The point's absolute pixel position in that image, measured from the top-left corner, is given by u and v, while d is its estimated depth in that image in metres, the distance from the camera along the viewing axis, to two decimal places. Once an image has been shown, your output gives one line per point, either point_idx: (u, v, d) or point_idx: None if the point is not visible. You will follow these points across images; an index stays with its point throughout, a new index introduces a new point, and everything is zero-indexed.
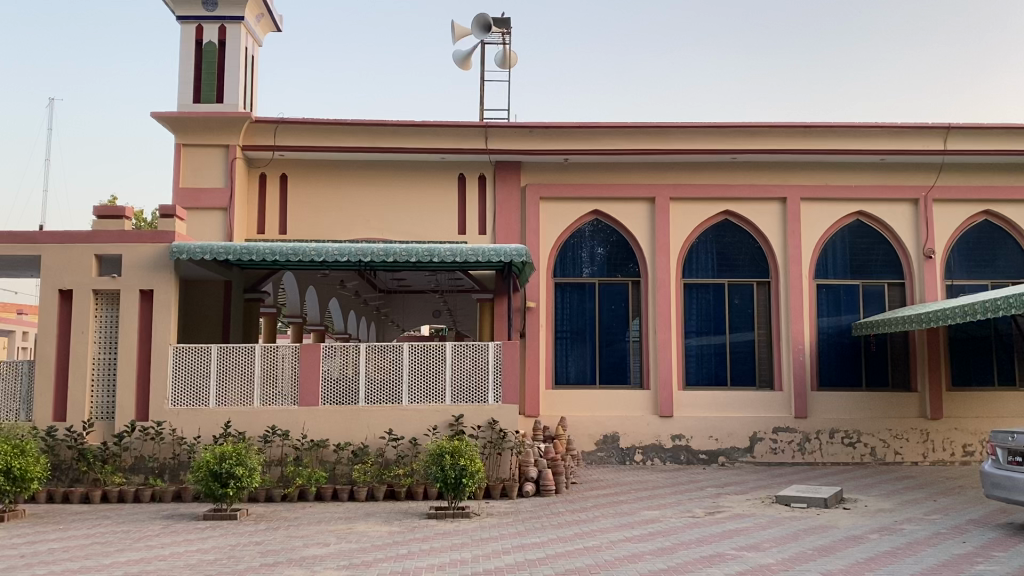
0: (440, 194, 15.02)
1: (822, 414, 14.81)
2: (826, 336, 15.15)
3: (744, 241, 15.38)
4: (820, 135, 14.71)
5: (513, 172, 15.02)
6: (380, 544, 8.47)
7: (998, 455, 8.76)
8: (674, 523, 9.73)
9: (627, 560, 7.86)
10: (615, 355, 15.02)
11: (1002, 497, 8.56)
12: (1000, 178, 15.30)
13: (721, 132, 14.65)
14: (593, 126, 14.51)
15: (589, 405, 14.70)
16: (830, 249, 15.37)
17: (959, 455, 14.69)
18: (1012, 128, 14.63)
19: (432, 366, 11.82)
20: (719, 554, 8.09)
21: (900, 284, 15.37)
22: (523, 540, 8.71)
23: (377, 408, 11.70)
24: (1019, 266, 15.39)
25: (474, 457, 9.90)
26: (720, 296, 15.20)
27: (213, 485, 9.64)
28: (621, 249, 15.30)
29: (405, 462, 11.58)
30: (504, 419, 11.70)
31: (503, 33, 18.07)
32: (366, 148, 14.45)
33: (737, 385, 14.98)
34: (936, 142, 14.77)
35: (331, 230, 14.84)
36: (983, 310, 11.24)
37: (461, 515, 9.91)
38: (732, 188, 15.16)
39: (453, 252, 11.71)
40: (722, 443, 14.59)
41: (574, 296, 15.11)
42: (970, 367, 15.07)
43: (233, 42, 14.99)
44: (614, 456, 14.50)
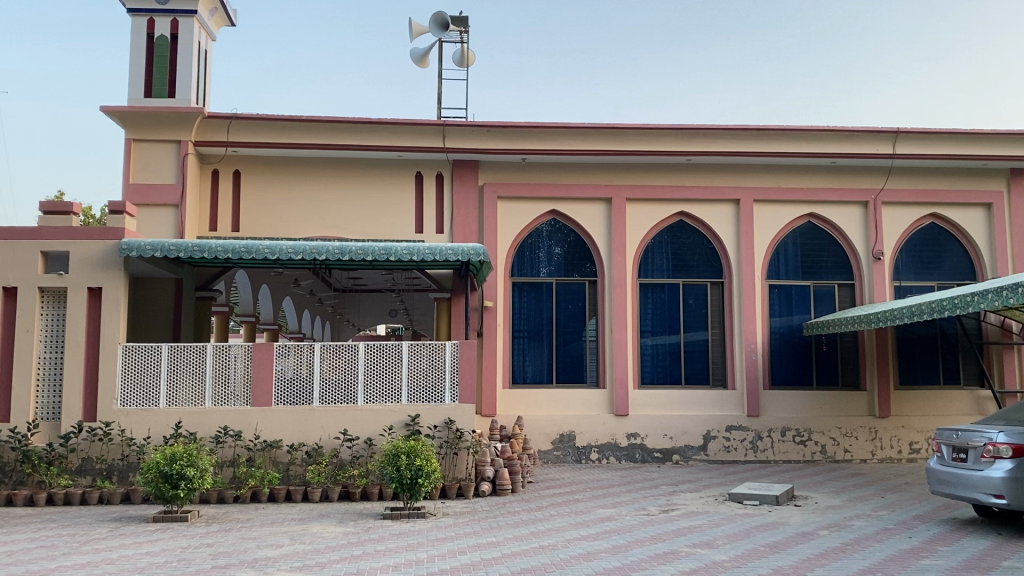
0: (397, 192, 14.93)
1: (774, 412, 15.04)
2: (778, 335, 15.39)
3: (699, 242, 15.55)
4: (774, 138, 14.90)
5: (471, 171, 14.99)
6: (333, 546, 8.37)
7: (944, 452, 8.98)
8: (629, 521, 9.80)
9: (582, 558, 7.88)
10: (572, 354, 15.07)
11: (946, 493, 8.78)
12: (946, 181, 15.67)
13: (677, 134, 14.78)
14: (550, 125, 14.55)
15: (546, 404, 14.74)
16: (783, 250, 15.61)
17: (906, 453, 15.03)
18: (958, 134, 15.00)
19: (388, 365, 11.75)
20: (673, 551, 8.16)
21: (850, 285, 15.66)
22: (478, 540, 8.69)
23: (332, 408, 11.59)
24: (964, 268, 15.79)
25: (430, 457, 9.87)
26: (675, 296, 15.35)
27: (163, 487, 9.46)
28: (578, 249, 15.37)
29: (360, 463, 11.48)
30: (461, 419, 11.66)
31: (461, 32, 18.03)
32: (322, 145, 14.30)
33: (691, 384, 15.15)
34: (885, 146, 15.08)
35: (286, 228, 14.67)
36: (929, 310, 11.50)
37: (416, 515, 9.87)
38: (687, 188, 15.32)
39: (410, 251, 11.62)
40: (676, 441, 14.73)
41: (531, 296, 15.14)
42: (917, 367, 15.42)
43: (186, 37, 14.72)
44: (570, 455, 14.55)
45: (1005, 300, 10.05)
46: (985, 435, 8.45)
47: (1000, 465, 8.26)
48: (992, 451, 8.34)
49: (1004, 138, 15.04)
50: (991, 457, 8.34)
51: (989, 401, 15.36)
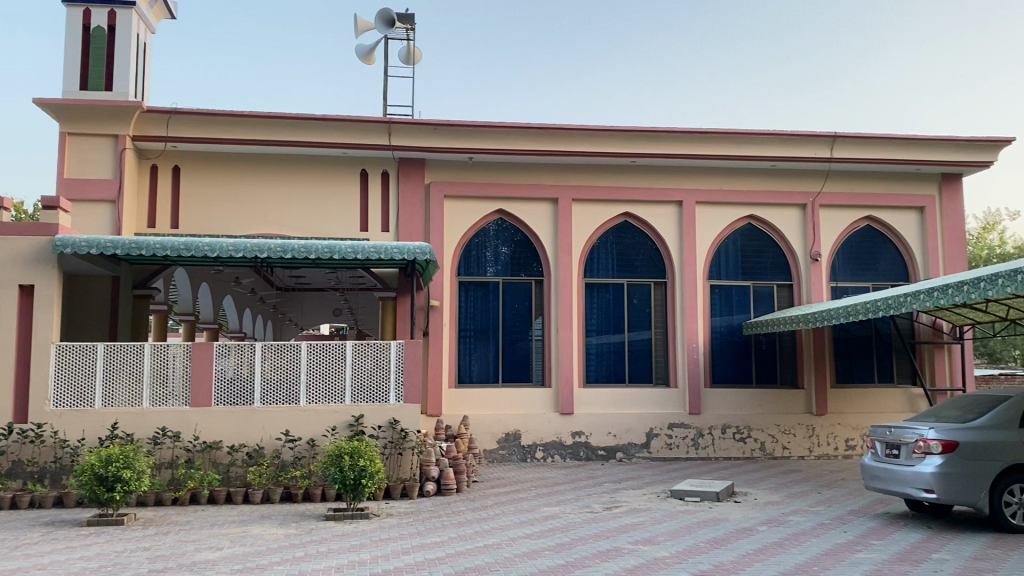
0: (341, 189, 14.78)
1: (715, 410, 15.31)
2: (719, 335, 15.64)
3: (643, 242, 15.73)
4: (716, 141, 15.12)
5: (416, 170, 14.91)
6: (274, 548, 8.26)
7: (878, 448, 9.23)
8: (572, 519, 9.87)
9: (525, 557, 7.91)
10: (518, 354, 15.10)
11: (880, 488, 9.04)
12: (881, 185, 16.10)
13: (622, 135, 14.89)
14: (496, 125, 14.55)
15: (491, 404, 14.75)
16: (724, 251, 15.88)
17: (842, 449, 15.41)
18: (894, 138, 15.38)
19: (332, 365, 11.63)
20: (615, 548, 8.24)
21: (788, 285, 16.00)
22: (422, 540, 8.66)
23: (274, 409, 11.42)
24: (897, 270, 16.25)
25: (374, 457, 9.80)
26: (620, 296, 15.50)
27: (98, 490, 9.22)
28: (524, 248, 15.41)
29: (303, 464, 11.34)
30: (406, 419, 11.60)
31: (408, 29, 17.94)
32: (264, 140, 14.08)
33: (635, 382, 15.32)
34: (823, 150, 15.42)
35: (228, 224, 14.44)
36: (863, 310, 11.81)
37: (360, 515, 9.79)
38: (631, 189, 15.49)
39: (354, 249, 11.46)
40: (620, 439, 14.87)
41: (477, 295, 15.12)
42: (852, 365, 15.81)
43: (123, 28, 14.36)
44: (515, 454, 14.58)
45: (937, 300, 10.36)
46: (916, 431, 8.70)
47: (930, 460, 8.49)
48: (923, 447, 8.58)
49: (936, 144, 15.48)
50: (922, 452, 8.58)
51: (921, 398, 15.83)
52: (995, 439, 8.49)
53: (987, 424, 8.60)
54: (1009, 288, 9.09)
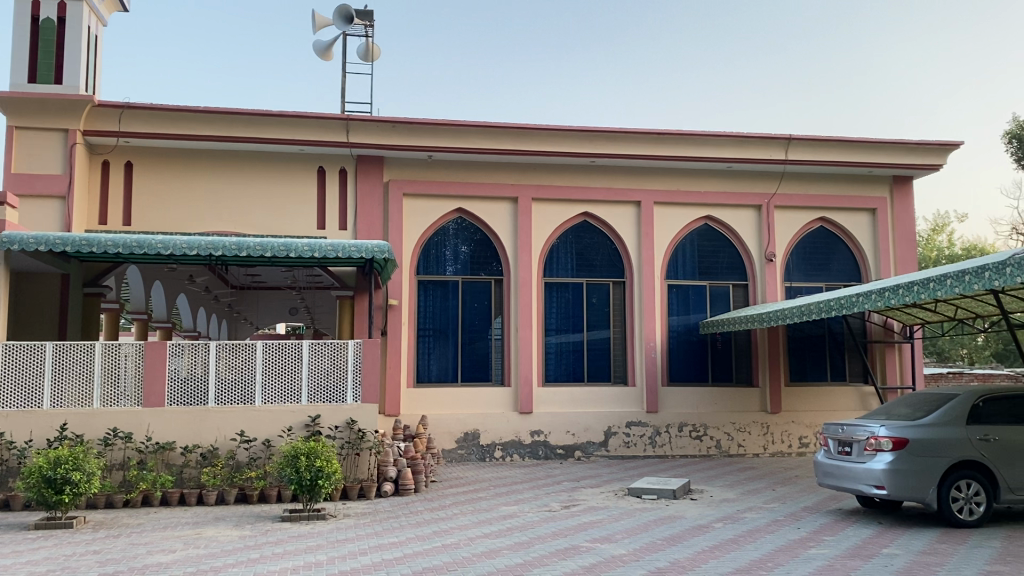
0: (298, 186, 14.63)
1: (672, 408, 15.45)
2: (676, 334, 15.78)
3: (602, 242, 15.80)
4: (674, 142, 15.26)
5: (375, 168, 14.82)
6: (230, 549, 8.15)
7: (830, 446, 9.40)
8: (530, 518, 9.88)
9: (483, 556, 7.89)
10: (477, 353, 15.07)
11: (833, 485, 9.22)
12: (834, 187, 16.38)
13: (582, 136, 14.94)
14: (455, 124, 14.50)
15: (449, 404, 14.71)
16: (682, 251, 16.04)
17: (796, 447, 15.65)
18: (847, 141, 15.65)
19: (287, 365, 11.50)
20: (573, 547, 8.27)
21: (744, 285, 16.20)
22: (380, 540, 8.61)
23: (229, 409, 11.26)
24: (850, 270, 16.55)
25: (331, 458, 9.71)
26: (579, 295, 15.56)
27: (46, 492, 9.00)
28: (484, 247, 15.39)
29: (258, 465, 11.21)
30: (363, 419, 11.50)
31: (366, 26, 17.81)
32: (219, 137, 13.88)
33: (593, 381, 15.39)
34: (778, 152, 15.63)
35: (183, 221, 14.21)
36: (817, 310, 11.99)
37: (316, 517, 9.69)
38: (590, 189, 15.56)
39: (311, 247, 11.33)
40: (578, 438, 14.93)
41: (436, 294, 15.06)
42: (806, 364, 16.07)
43: (73, 20, 14.03)
44: (474, 453, 14.56)
45: (888, 300, 10.56)
46: (868, 429, 8.88)
47: (882, 456, 8.67)
48: (874, 444, 8.76)
49: (888, 147, 15.77)
50: (873, 450, 8.75)
51: (872, 397, 16.14)
52: (943, 436, 8.65)
53: (936, 422, 8.78)
54: (957, 288, 9.29)
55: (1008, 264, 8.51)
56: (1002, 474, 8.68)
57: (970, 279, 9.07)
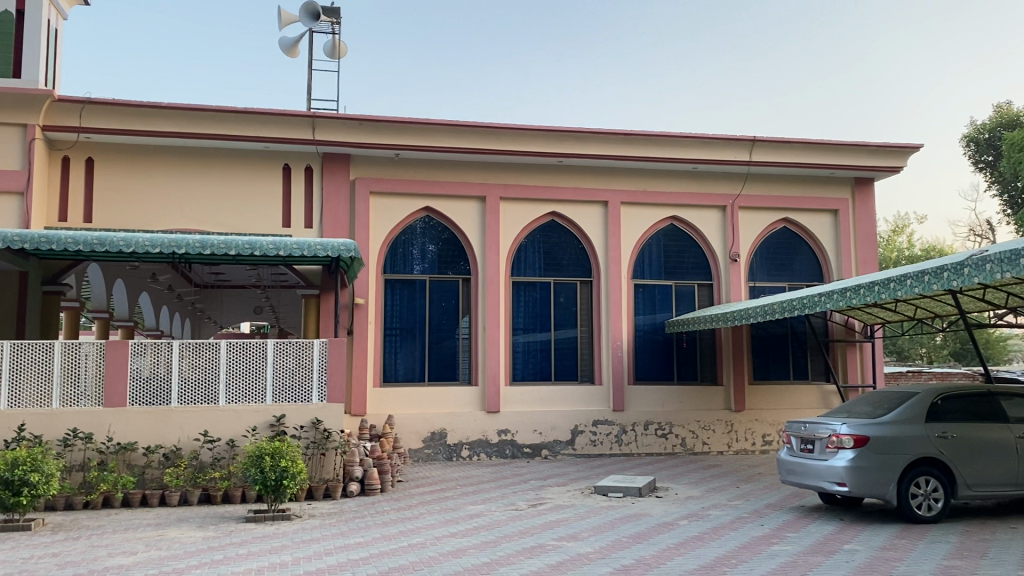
0: (263, 184, 14.50)
1: (638, 406, 15.55)
2: (642, 333, 15.89)
3: (569, 241, 15.87)
4: (640, 142, 15.36)
5: (341, 165, 14.74)
6: (192, 551, 8.06)
7: (793, 443, 9.54)
8: (497, 517, 9.89)
9: (449, 555, 7.89)
10: (445, 352, 15.05)
11: (795, 482, 9.35)
12: (798, 188, 16.59)
13: (550, 136, 14.97)
14: (423, 122, 14.45)
15: (417, 403, 14.67)
16: (648, 251, 16.15)
17: (759, 444, 15.85)
18: (810, 143, 15.85)
19: (252, 365, 11.39)
20: (540, 545, 8.29)
21: (709, 284, 16.36)
22: (346, 540, 8.57)
23: (192, 408, 11.12)
24: (812, 270, 16.79)
25: (296, 458, 9.63)
26: (547, 295, 15.60)
27: (3, 494, 8.83)
28: (452, 246, 15.37)
29: (221, 465, 11.10)
30: (328, 419, 11.43)
31: (333, 23, 17.69)
32: (183, 133, 13.71)
33: (560, 380, 15.44)
34: (742, 154, 15.80)
35: (145, 218, 14.02)
36: (781, 309, 12.12)
37: (281, 517, 9.61)
38: (558, 189, 15.61)
39: (276, 245, 11.23)
40: (545, 436, 14.98)
41: (404, 293, 15.00)
42: (769, 363, 16.27)
43: (33, 13, 13.77)
44: (440, 452, 14.53)
45: (850, 300, 10.72)
46: (830, 427, 9.02)
47: (843, 454, 8.81)
48: (836, 442, 8.90)
49: (849, 150, 16.02)
50: (835, 447, 8.89)
51: (833, 395, 16.39)
52: (902, 434, 8.81)
53: (896, 420, 8.93)
54: (917, 288, 9.46)
55: (966, 265, 8.68)
56: (959, 470, 8.86)
57: (929, 279, 9.25)
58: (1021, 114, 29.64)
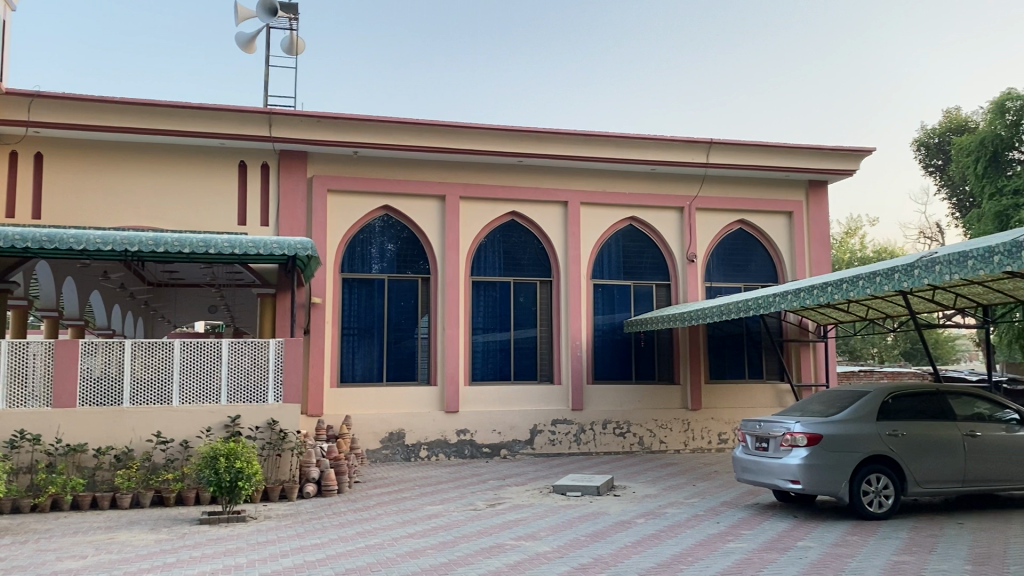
0: (218, 181, 14.30)
1: (596, 405, 15.63)
2: (601, 333, 15.98)
3: (529, 241, 15.90)
4: (599, 143, 15.45)
5: (299, 163, 14.59)
6: (144, 554, 7.90)
7: (748, 442, 9.68)
8: (456, 517, 9.87)
9: (407, 556, 7.84)
10: (403, 352, 14.98)
11: (750, 480, 9.49)
12: (753, 190, 16.81)
13: (510, 135, 14.96)
14: (381, 120, 14.36)
15: (375, 404, 14.58)
16: (607, 251, 16.25)
17: (715, 443, 16.04)
18: (765, 146, 16.08)
19: (206, 364, 11.22)
20: (498, 545, 8.29)
21: (666, 285, 16.50)
22: (302, 542, 8.47)
23: (145, 409, 10.92)
24: (767, 271, 17.03)
25: (251, 459, 9.51)
26: (506, 294, 15.61)
27: None
28: (411, 245, 15.29)
29: (175, 466, 10.92)
30: (284, 419, 11.31)
31: (291, 18, 17.52)
32: (136, 128, 13.46)
33: (520, 380, 15.46)
34: (699, 156, 15.97)
35: (96, 215, 13.74)
36: (736, 309, 12.27)
37: (236, 519, 9.48)
38: (518, 189, 15.62)
39: (231, 243, 11.10)
40: (504, 436, 14.99)
41: (362, 292, 14.89)
42: (725, 362, 16.47)
43: None
44: (399, 453, 14.46)
45: (803, 300, 10.89)
46: (784, 425, 9.17)
47: (796, 452, 8.94)
48: (790, 440, 9.04)
49: (803, 152, 16.28)
50: (789, 445, 9.03)
51: (787, 394, 16.63)
52: (854, 432, 8.97)
53: (849, 418, 9.09)
54: (869, 288, 9.63)
55: (916, 266, 8.87)
56: (910, 467, 9.04)
57: (880, 281, 9.43)
58: (969, 120, 30.40)
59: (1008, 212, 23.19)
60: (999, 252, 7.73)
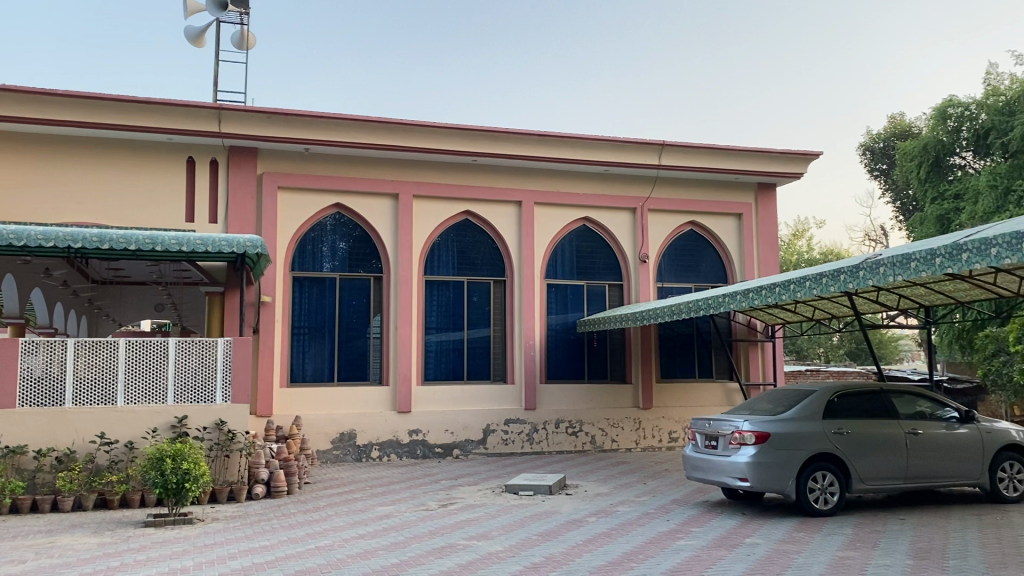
0: (166, 177, 14.03)
1: (549, 405, 15.70)
2: (554, 333, 16.05)
3: (482, 241, 15.89)
4: (552, 144, 15.52)
5: (249, 159, 14.38)
6: (86, 558, 7.72)
7: (698, 440, 9.82)
8: (408, 517, 9.82)
9: (357, 557, 7.78)
10: (355, 352, 14.86)
11: (700, 478, 9.62)
12: (704, 192, 17.03)
13: (464, 134, 14.93)
14: (334, 117, 14.22)
15: (326, 404, 14.43)
16: (560, 251, 16.33)
17: (666, 441, 16.22)
18: (716, 148, 16.30)
19: (153, 364, 10.98)
20: (449, 545, 8.26)
21: (619, 285, 16.63)
22: (251, 544, 8.35)
23: (88, 409, 10.66)
24: (717, 272, 17.28)
25: (199, 460, 9.35)
26: (460, 294, 15.58)
27: None
28: (363, 244, 15.17)
29: (119, 468, 10.68)
30: (233, 419, 11.14)
31: (241, 13, 17.26)
32: (80, 122, 13.12)
33: (472, 379, 15.44)
34: (651, 158, 16.13)
35: (37, 210, 13.38)
36: (687, 309, 12.43)
37: (183, 521, 9.30)
38: (472, 188, 15.61)
39: (179, 241, 10.89)
40: (457, 436, 14.96)
41: (313, 291, 14.73)
42: (676, 362, 16.66)
43: None
44: (350, 454, 14.34)
45: (752, 300, 11.05)
46: (733, 424, 9.30)
47: (745, 450, 9.08)
48: (738, 438, 9.18)
49: (752, 155, 16.54)
50: (737, 443, 9.17)
51: (736, 393, 16.88)
52: (800, 430, 9.14)
53: (795, 417, 9.27)
54: (815, 289, 9.80)
55: (862, 268, 9.05)
56: (854, 464, 9.24)
57: (827, 282, 9.61)
58: (913, 125, 31.20)
59: (949, 215, 23.85)
60: (941, 254, 7.93)
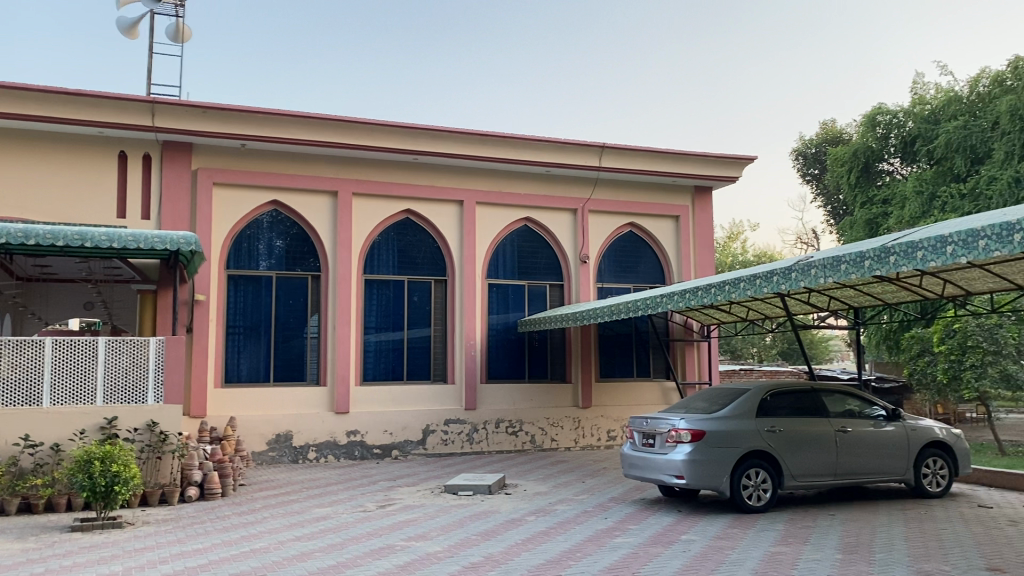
0: (96, 171, 13.65)
1: (488, 405, 15.71)
2: (495, 332, 16.07)
3: (423, 240, 15.83)
4: (494, 144, 15.56)
5: (184, 154, 14.07)
6: (9, 565, 7.45)
7: (636, 438, 9.95)
8: (345, 519, 9.73)
9: (295, 559, 7.68)
10: (292, 352, 14.66)
11: (637, 475, 9.74)
12: (644, 194, 17.26)
13: (405, 133, 14.85)
14: (272, 113, 13.99)
15: (262, 404, 14.20)
16: (501, 251, 16.37)
17: (604, 440, 16.38)
18: (655, 151, 16.53)
19: (81, 363, 10.66)
20: (388, 546, 8.21)
21: (559, 285, 16.74)
22: (183, 547, 8.17)
23: (11, 410, 10.30)
24: (655, 273, 17.53)
25: (129, 462, 9.11)
26: (400, 293, 15.49)
27: None
28: (301, 242, 14.96)
29: (44, 471, 10.32)
30: (165, 420, 10.89)
31: (176, 5, 16.88)
32: (6, 113, 12.67)
33: (412, 379, 15.36)
34: (592, 159, 16.27)
35: None
36: (625, 310, 12.56)
37: (111, 525, 9.05)
38: (413, 188, 15.54)
39: (109, 237, 10.54)
40: (396, 437, 14.86)
41: (248, 290, 14.47)
42: (614, 362, 16.84)
43: None
44: (286, 455, 14.13)
45: (688, 300, 11.23)
46: (669, 422, 9.45)
47: (681, 448, 9.23)
48: (674, 436, 9.32)
49: (690, 159, 16.82)
50: (674, 441, 9.31)
51: (673, 392, 17.15)
52: (735, 428, 9.33)
53: (730, 415, 9.46)
54: (749, 290, 10.00)
55: (794, 270, 9.28)
56: (785, 461, 9.47)
57: (760, 283, 9.81)
58: (843, 132, 32.12)
59: (877, 220, 24.61)
60: (870, 257, 8.17)
